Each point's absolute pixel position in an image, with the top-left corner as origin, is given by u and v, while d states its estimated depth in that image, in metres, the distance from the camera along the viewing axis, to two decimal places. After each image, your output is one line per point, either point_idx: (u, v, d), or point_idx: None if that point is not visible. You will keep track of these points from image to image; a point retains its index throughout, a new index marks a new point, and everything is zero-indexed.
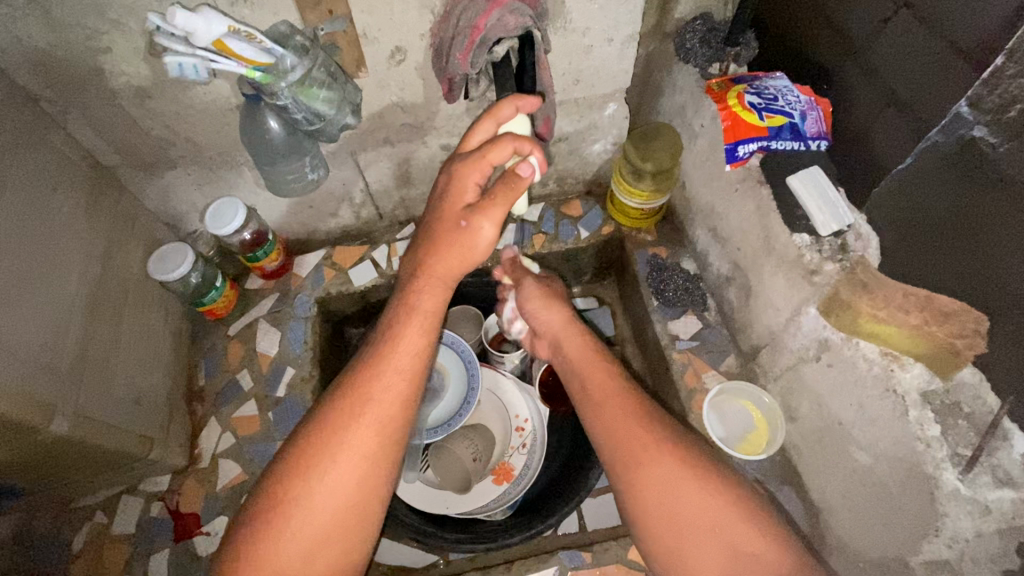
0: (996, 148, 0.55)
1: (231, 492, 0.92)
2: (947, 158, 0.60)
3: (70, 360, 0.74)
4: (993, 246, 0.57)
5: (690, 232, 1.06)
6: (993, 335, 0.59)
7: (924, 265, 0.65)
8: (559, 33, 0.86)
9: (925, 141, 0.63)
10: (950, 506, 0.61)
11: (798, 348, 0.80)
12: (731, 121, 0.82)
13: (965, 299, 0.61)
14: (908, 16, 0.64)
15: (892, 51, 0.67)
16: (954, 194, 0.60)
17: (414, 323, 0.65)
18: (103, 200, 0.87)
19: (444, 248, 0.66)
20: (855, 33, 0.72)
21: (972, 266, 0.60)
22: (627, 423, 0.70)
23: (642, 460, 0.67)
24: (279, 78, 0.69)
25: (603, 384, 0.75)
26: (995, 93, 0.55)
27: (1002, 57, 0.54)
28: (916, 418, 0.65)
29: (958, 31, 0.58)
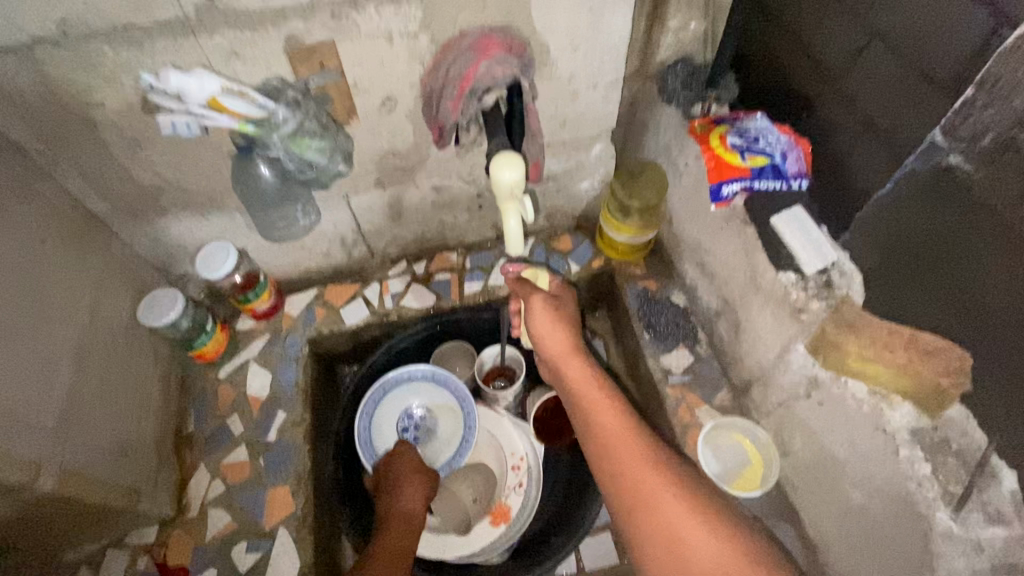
0: (972, 175, 0.57)
1: (221, 542, 0.90)
2: (927, 185, 0.62)
3: (57, 415, 0.73)
4: (976, 277, 0.58)
5: (678, 266, 1.08)
6: (976, 372, 0.60)
7: (904, 290, 0.66)
8: (546, 80, 0.88)
9: (904, 167, 0.65)
10: (945, 546, 0.62)
11: (789, 384, 0.81)
12: (715, 162, 0.85)
13: (943, 328, 0.63)
14: (882, 48, 0.67)
15: (868, 79, 0.70)
16: (937, 220, 0.61)
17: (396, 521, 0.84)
18: (94, 248, 0.87)
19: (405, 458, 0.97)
20: (832, 63, 0.75)
21: (957, 298, 0.60)
22: (641, 465, 0.69)
23: (655, 502, 0.66)
24: (271, 131, 0.70)
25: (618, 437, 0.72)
26: (968, 121, 0.57)
27: (972, 87, 0.56)
28: (906, 457, 0.65)
29: (929, 59, 0.61)
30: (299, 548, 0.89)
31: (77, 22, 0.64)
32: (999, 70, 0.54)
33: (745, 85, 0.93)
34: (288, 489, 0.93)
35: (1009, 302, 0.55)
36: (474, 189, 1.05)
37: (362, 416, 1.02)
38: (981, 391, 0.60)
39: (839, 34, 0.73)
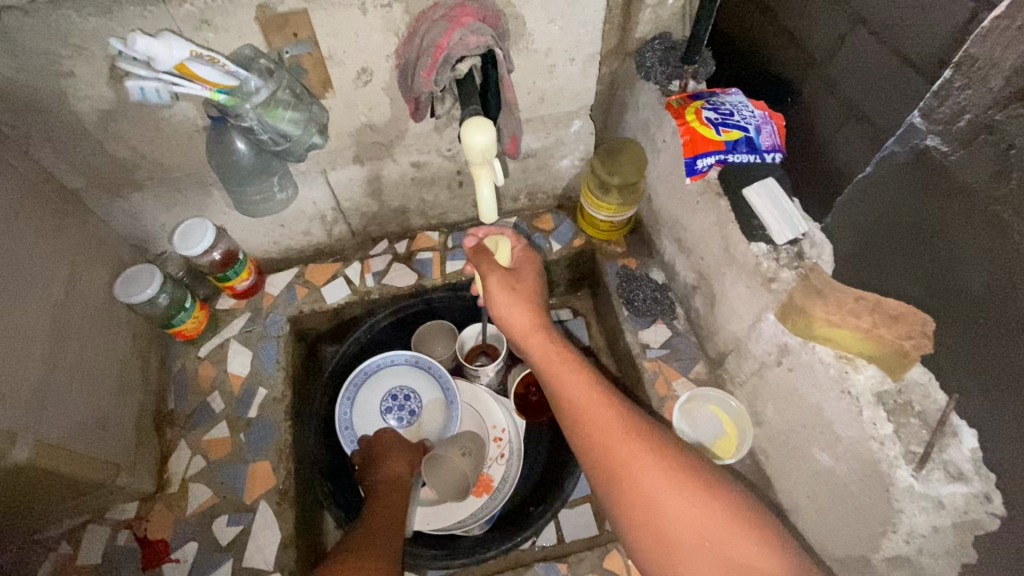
0: (949, 156, 0.55)
1: (202, 517, 0.90)
2: (907, 166, 0.60)
3: (30, 386, 0.72)
4: (949, 257, 0.57)
5: (657, 243, 1.09)
6: (939, 336, 0.61)
7: (888, 265, 0.65)
8: (522, 53, 0.89)
9: (883, 151, 0.63)
10: (905, 503, 0.64)
11: (761, 352, 0.83)
12: (690, 136, 0.85)
13: (914, 299, 0.63)
14: (864, 34, 0.66)
15: (850, 64, 0.70)
16: (916, 204, 0.60)
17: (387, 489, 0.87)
18: (68, 223, 0.86)
19: (391, 436, 0.99)
20: (814, 47, 0.75)
21: (930, 277, 0.60)
22: (623, 440, 0.67)
23: (635, 471, 0.65)
24: (244, 100, 0.70)
25: (596, 410, 0.69)
26: (946, 104, 0.56)
27: (950, 70, 0.55)
28: (870, 417, 0.67)
29: (911, 46, 0.61)
30: (280, 521, 0.89)
31: None
32: (976, 53, 0.52)
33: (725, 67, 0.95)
34: (268, 464, 0.94)
35: (979, 279, 0.54)
36: (453, 166, 1.05)
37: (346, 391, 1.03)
38: (954, 359, 0.59)
39: (819, 22, 0.73)
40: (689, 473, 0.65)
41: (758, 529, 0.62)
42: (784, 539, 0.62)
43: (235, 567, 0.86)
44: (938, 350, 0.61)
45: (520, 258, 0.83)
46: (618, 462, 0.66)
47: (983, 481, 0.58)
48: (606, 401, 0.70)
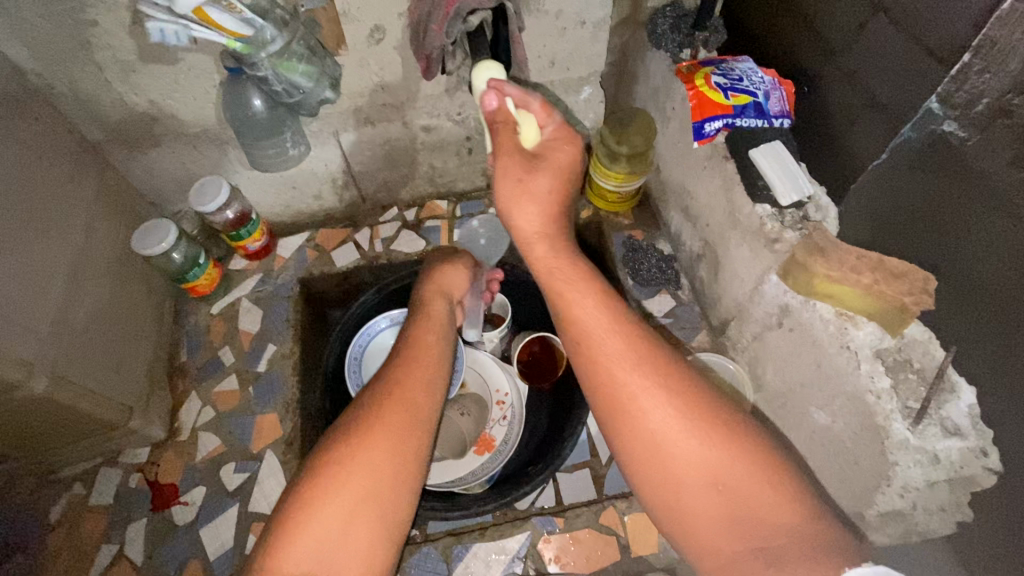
0: (965, 141, 0.56)
1: (210, 463, 0.93)
2: (922, 151, 0.61)
3: (50, 321, 0.75)
4: (962, 242, 0.59)
5: (664, 214, 1.10)
6: (941, 301, 0.63)
7: (900, 248, 0.67)
8: (533, 15, 0.90)
9: (899, 137, 0.64)
10: (900, 456, 0.63)
11: (762, 316, 0.83)
12: (699, 100, 0.85)
13: (920, 264, 0.65)
14: (883, 20, 0.64)
15: (870, 53, 0.67)
16: (931, 189, 0.61)
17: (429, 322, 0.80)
18: (88, 173, 0.89)
19: (441, 271, 0.90)
20: (834, 35, 0.73)
21: (940, 261, 0.62)
22: (631, 371, 0.61)
23: (642, 407, 0.60)
24: (259, 49, 0.72)
25: (601, 338, 0.64)
26: (963, 88, 0.56)
27: (968, 54, 0.54)
28: (867, 370, 0.67)
29: (928, 33, 0.58)
30: (285, 469, 0.92)
31: None
32: (995, 36, 0.52)
33: (735, 34, 0.94)
34: (276, 416, 0.96)
35: (992, 265, 0.56)
36: (463, 132, 1.06)
37: (350, 352, 1.05)
38: (956, 319, 0.62)
39: (840, 8, 0.70)
40: (708, 408, 0.59)
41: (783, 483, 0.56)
42: (804, 491, 0.57)
43: (241, 510, 0.89)
44: (942, 315, 0.64)
45: (550, 145, 0.71)
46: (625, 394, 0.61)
47: (980, 435, 0.62)
48: (618, 324, 0.65)
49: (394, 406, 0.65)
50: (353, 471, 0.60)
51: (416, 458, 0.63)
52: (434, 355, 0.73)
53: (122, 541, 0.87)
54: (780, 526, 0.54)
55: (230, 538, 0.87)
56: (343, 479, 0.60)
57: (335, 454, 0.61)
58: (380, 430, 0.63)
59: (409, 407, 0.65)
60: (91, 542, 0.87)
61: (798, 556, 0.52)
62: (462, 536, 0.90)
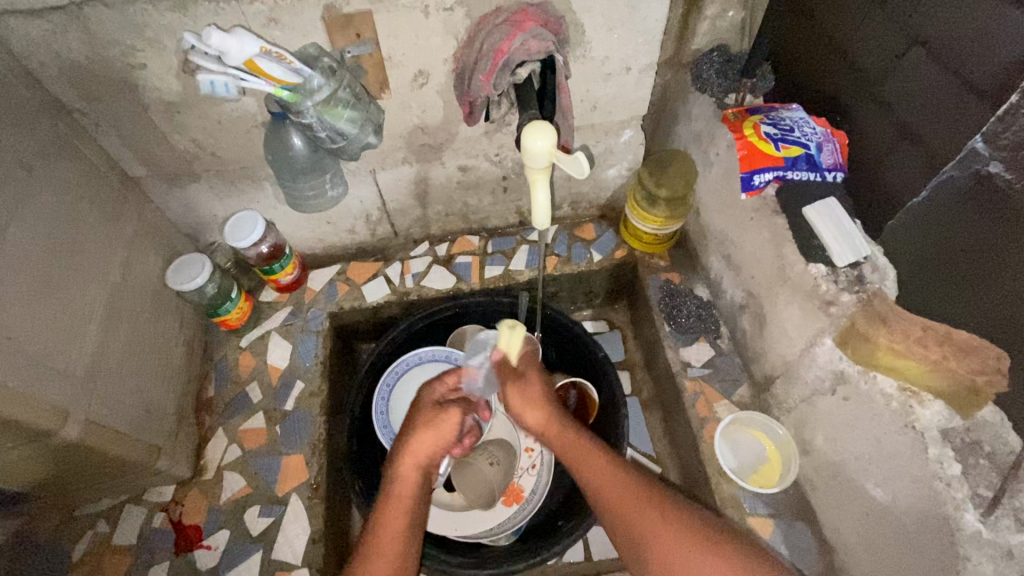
0: (1014, 184, 0.54)
1: (234, 506, 0.91)
2: (965, 191, 0.59)
3: (85, 365, 0.74)
4: (1012, 283, 0.56)
5: (703, 259, 1.06)
6: (1015, 373, 0.57)
7: (944, 289, 0.64)
8: (579, 61, 0.88)
9: (942, 174, 0.63)
10: (971, 549, 0.59)
11: (814, 379, 0.79)
12: (748, 150, 0.83)
13: (987, 337, 0.59)
14: (923, 53, 0.65)
15: (906, 86, 0.68)
16: (978, 230, 0.59)
17: (406, 472, 0.74)
18: (126, 209, 0.88)
19: (422, 431, 0.75)
20: (870, 67, 0.73)
21: (991, 304, 0.59)
22: (642, 518, 0.65)
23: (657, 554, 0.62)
24: (306, 97, 0.71)
25: (613, 487, 0.68)
26: (1009, 129, 0.54)
27: (1017, 94, 0.53)
28: (935, 455, 0.63)
29: (973, 67, 0.59)
30: (310, 515, 0.90)
31: None
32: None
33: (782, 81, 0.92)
34: (302, 456, 0.95)
35: None
36: (500, 172, 1.05)
37: (377, 393, 1.03)
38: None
39: (878, 42, 0.71)
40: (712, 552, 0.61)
41: None
42: None
43: (264, 558, 0.87)
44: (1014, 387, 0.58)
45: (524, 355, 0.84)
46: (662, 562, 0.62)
47: None
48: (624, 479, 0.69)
49: None
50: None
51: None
52: (408, 528, 0.70)
53: None
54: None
55: None
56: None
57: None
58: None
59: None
60: None
61: None
62: None
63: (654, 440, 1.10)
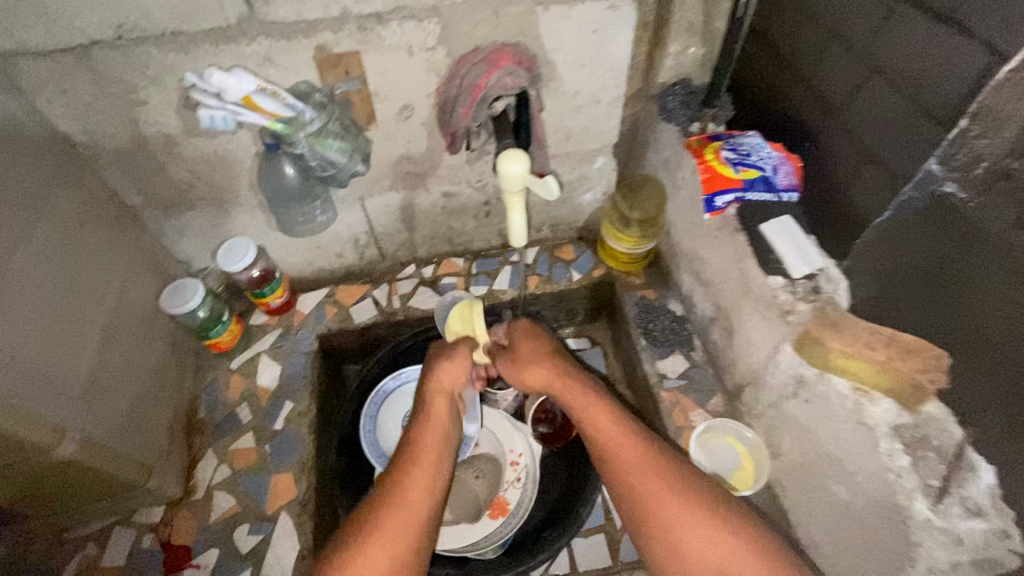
0: (967, 202, 0.59)
1: (224, 525, 0.92)
2: (926, 211, 0.64)
3: (81, 386, 0.77)
4: (972, 295, 0.59)
5: (675, 276, 1.12)
6: (952, 370, 0.63)
7: (912, 303, 0.67)
8: (553, 94, 0.95)
9: (902, 195, 0.68)
10: (924, 536, 0.64)
11: (778, 384, 0.84)
12: (709, 174, 0.91)
13: (950, 348, 0.63)
14: (881, 82, 0.70)
15: (868, 113, 0.72)
16: (938, 248, 0.63)
17: (437, 395, 0.85)
18: (123, 236, 0.92)
19: (447, 364, 0.86)
20: (833, 95, 0.78)
21: (953, 318, 0.62)
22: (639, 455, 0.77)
23: (648, 483, 0.75)
24: (299, 129, 0.76)
25: (614, 435, 0.80)
26: (961, 152, 0.59)
27: (966, 119, 0.58)
28: (886, 449, 0.68)
29: (930, 97, 0.63)
30: (299, 532, 0.91)
31: (132, 26, 0.72)
32: (991, 104, 0.56)
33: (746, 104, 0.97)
34: (291, 475, 0.97)
35: (1005, 322, 0.56)
36: (482, 197, 1.11)
37: (364, 412, 1.06)
38: (988, 404, 0.59)
39: (839, 75, 0.76)
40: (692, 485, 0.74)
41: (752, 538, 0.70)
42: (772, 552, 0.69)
43: None
44: (976, 403, 0.60)
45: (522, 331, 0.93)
46: (645, 490, 0.75)
47: (1001, 518, 0.58)
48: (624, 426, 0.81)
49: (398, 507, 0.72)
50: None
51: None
52: (440, 446, 0.81)
53: None
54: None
55: None
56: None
57: (341, 558, 0.68)
58: (382, 547, 0.69)
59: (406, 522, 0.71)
60: None
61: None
62: None
63: None
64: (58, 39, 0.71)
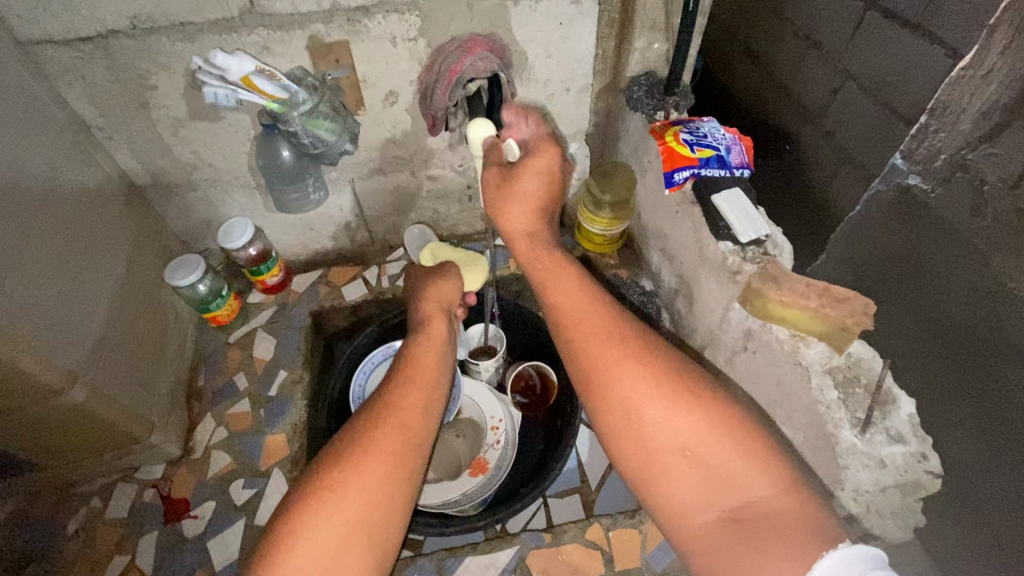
0: (930, 193, 0.67)
1: (220, 480, 0.99)
2: (893, 203, 0.73)
3: (94, 340, 0.85)
4: (934, 277, 0.69)
5: (645, 254, 1.20)
6: (885, 317, 0.78)
7: (883, 281, 0.78)
8: (525, 83, 1.04)
9: (873, 190, 0.77)
10: (850, 460, 0.72)
11: (731, 341, 0.91)
12: (668, 153, 0.96)
13: (917, 320, 0.73)
14: (854, 87, 0.84)
15: (843, 116, 0.87)
16: (905, 238, 0.72)
17: (430, 317, 0.90)
18: (131, 213, 1.01)
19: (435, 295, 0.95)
20: (813, 103, 0.94)
21: (916, 296, 0.72)
22: (618, 347, 0.71)
23: (619, 377, 0.69)
24: (292, 109, 0.86)
25: (593, 327, 0.74)
26: (922, 146, 0.68)
27: (927, 115, 0.67)
28: (818, 384, 0.75)
29: (897, 97, 0.77)
30: (291, 486, 0.98)
31: (145, 18, 0.81)
32: (948, 99, 0.64)
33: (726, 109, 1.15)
34: (284, 436, 1.03)
35: (960, 303, 0.67)
36: (464, 181, 1.19)
37: (355, 379, 1.12)
38: (940, 364, 0.72)
39: (820, 79, 0.91)
40: (683, 384, 0.67)
41: (750, 446, 0.63)
42: (782, 466, 0.62)
43: (247, 524, 0.95)
44: (898, 332, 0.77)
45: (538, 148, 0.85)
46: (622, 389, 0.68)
47: (918, 442, 0.73)
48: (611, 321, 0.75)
49: (393, 423, 0.70)
50: (355, 489, 0.64)
51: (405, 495, 0.66)
52: (438, 362, 0.82)
53: (133, 553, 0.92)
54: (757, 505, 0.59)
55: (236, 550, 0.92)
56: (345, 495, 0.63)
57: (343, 462, 0.66)
58: (375, 462, 0.66)
59: (406, 431, 0.70)
60: (103, 554, 0.92)
61: (762, 526, 0.57)
62: (454, 551, 0.91)
63: None
64: (80, 29, 0.80)
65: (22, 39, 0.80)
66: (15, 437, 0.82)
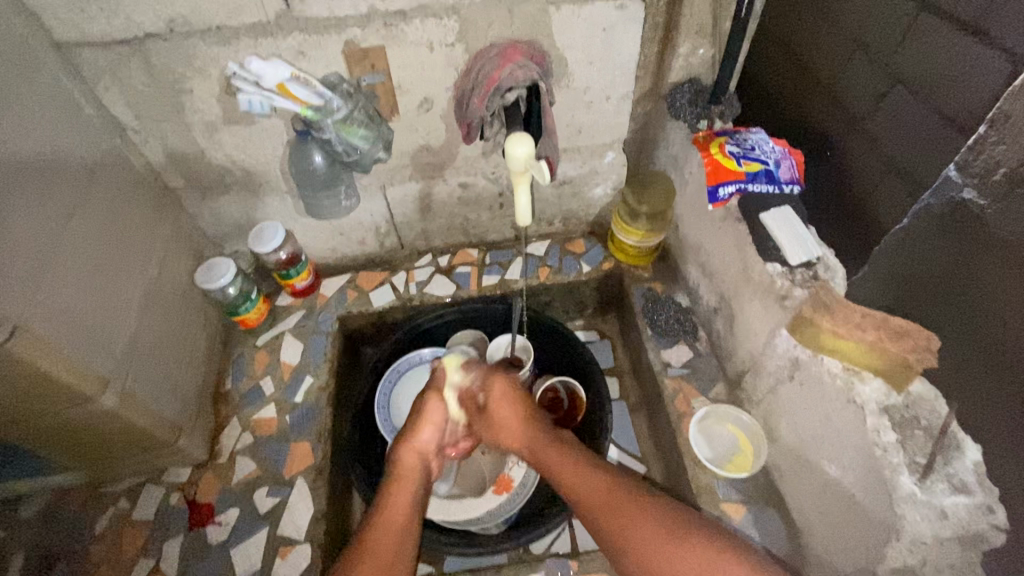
0: (986, 209, 0.57)
1: (244, 487, 0.99)
2: (943, 218, 0.63)
3: (123, 345, 0.84)
4: (998, 305, 0.58)
5: (682, 268, 1.15)
6: (941, 351, 0.66)
7: (930, 305, 0.66)
8: (564, 89, 1.00)
9: (920, 203, 0.66)
10: (907, 508, 0.66)
11: (776, 368, 0.87)
12: (713, 167, 0.93)
13: (970, 359, 0.62)
14: (902, 91, 0.69)
15: (891, 124, 0.72)
16: (956, 257, 0.62)
17: (407, 449, 0.86)
18: (165, 216, 1.01)
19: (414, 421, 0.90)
20: (857, 104, 0.78)
21: (972, 323, 0.61)
22: (612, 496, 0.70)
23: (622, 519, 0.66)
24: (326, 116, 0.83)
25: (585, 479, 0.73)
26: (979, 158, 0.58)
27: (984, 126, 0.57)
28: (874, 424, 0.71)
29: (948, 102, 0.63)
30: (315, 496, 0.97)
31: (182, 21, 0.80)
32: (1010, 109, 0.54)
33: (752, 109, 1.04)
34: (309, 443, 1.03)
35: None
36: (496, 188, 1.16)
37: (381, 389, 1.12)
38: (984, 402, 0.62)
39: (861, 81, 0.77)
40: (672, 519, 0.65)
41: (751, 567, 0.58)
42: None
43: (270, 533, 0.94)
44: (955, 369, 0.65)
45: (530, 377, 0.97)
46: (625, 536, 0.66)
47: (985, 493, 0.63)
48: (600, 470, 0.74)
49: (368, 560, 0.68)
50: None
51: None
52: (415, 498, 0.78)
53: (158, 557, 0.92)
54: None
55: (259, 558, 0.92)
56: None
57: None
58: None
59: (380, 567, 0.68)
60: (129, 556, 0.92)
61: None
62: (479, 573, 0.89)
63: (640, 440, 1.16)
64: (116, 32, 0.79)
65: (60, 41, 0.80)
66: (47, 439, 0.82)
